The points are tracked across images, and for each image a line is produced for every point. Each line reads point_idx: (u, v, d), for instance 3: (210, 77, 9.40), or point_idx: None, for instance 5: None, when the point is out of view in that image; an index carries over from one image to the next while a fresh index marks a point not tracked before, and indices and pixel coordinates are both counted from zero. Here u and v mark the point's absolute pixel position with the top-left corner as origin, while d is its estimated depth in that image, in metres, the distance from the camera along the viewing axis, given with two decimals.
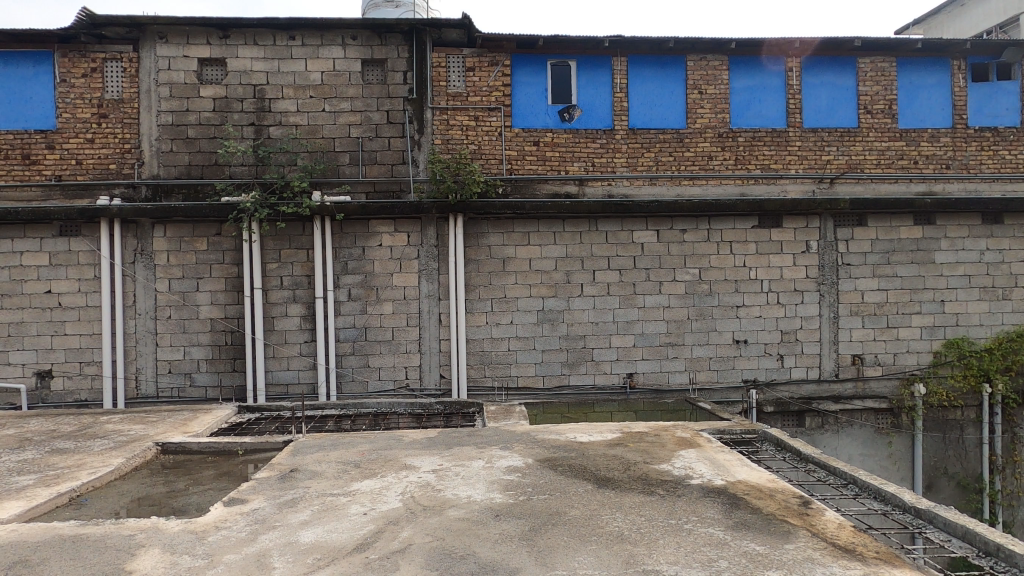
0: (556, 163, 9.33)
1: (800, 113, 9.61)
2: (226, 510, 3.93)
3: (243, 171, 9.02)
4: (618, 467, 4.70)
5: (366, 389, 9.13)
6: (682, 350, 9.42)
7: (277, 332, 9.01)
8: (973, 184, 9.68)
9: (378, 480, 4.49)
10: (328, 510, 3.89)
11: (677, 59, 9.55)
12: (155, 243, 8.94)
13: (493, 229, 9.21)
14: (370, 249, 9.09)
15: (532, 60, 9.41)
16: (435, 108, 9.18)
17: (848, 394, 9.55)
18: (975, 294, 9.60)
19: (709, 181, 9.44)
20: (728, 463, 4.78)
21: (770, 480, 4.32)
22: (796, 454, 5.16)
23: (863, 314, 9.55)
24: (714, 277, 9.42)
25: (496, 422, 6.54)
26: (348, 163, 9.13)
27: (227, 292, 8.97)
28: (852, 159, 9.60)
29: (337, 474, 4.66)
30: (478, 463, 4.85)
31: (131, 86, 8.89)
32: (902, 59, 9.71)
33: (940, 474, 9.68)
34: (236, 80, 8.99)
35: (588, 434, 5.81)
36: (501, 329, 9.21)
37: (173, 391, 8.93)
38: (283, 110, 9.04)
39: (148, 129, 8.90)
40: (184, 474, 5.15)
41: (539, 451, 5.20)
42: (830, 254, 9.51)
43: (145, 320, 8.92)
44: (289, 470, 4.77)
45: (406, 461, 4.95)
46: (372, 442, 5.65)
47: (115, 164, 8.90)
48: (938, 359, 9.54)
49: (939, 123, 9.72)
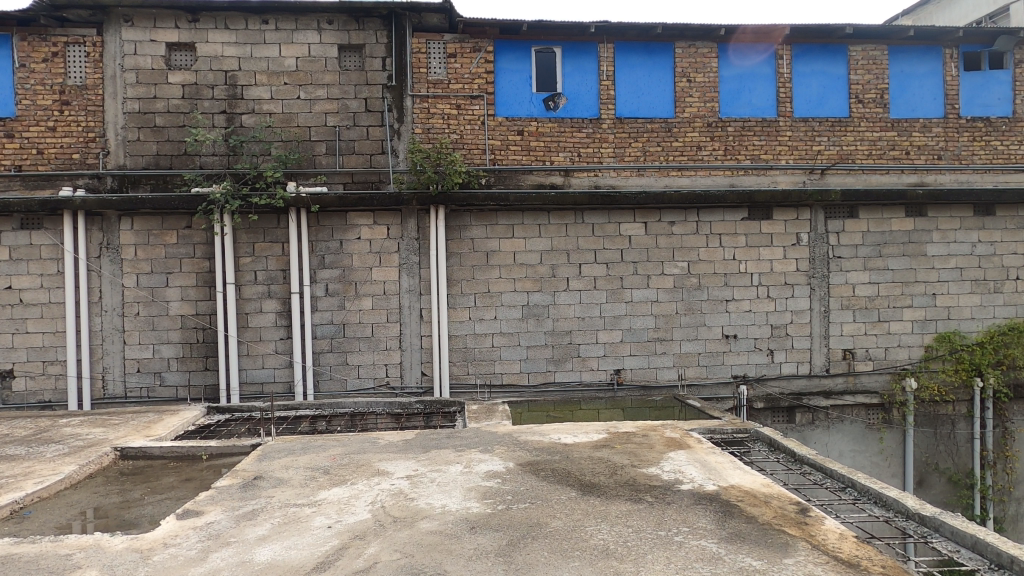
0: (542, 153, 9.04)
1: (790, 102, 9.37)
2: (179, 524, 3.61)
3: (214, 161, 8.65)
4: (603, 471, 4.44)
5: (345, 388, 8.80)
6: (670, 346, 9.18)
7: (251, 329, 8.66)
8: (965, 175, 9.52)
9: (348, 487, 4.19)
10: (289, 524, 3.58)
11: (665, 46, 9.27)
12: (121, 237, 8.54)
13: (477, 222, 8.90)
14: (348, 242, 8.76)
15: (516, 46, 9.09)
16: (416, 96, 8.84)
17: (839, 389, 9.38)
18: (967, 287, 9.44)
19: (698, 172, 9.20)
20: (719, 465, 4.53)
21: (765, 485, 4.06)
22: (790, 455, 4.91)
23: (854, 308, 9.37)
24: (703, 270, 9.18)
25: (477, 423, 6.24)
26: (324, 152, 8.78)
27: (198, 288, 8.60)
28: (843, 150, 9.39)
29: (304, 481, 4.35)
30: (455, 468, 4.56)
31: (95, 71, 8.48)
32: (894, 47, 9.50)
33: (932, 470, 9.51)
34: (206, 66, 8.60)
35: (572, 435, 5.55)
36: (485, 324, 8.92)
37: (142, 391, 8.56)
38: (256, 97, 8.67)
39: (113, 117, 8.50)
40: (142, 482, 4.83)
41: (521, 453, 4.93)
42: (820, 246, 9.31)
43: (111, 317, 8.53)
44: (254, 478, 4.45)
45: (380, 466, 4.66)
46: (345, 446, 5.33)
47: (79, 154, 8.49)
48: (930, 353, 9.39)
49: (932, 113, 9.53)
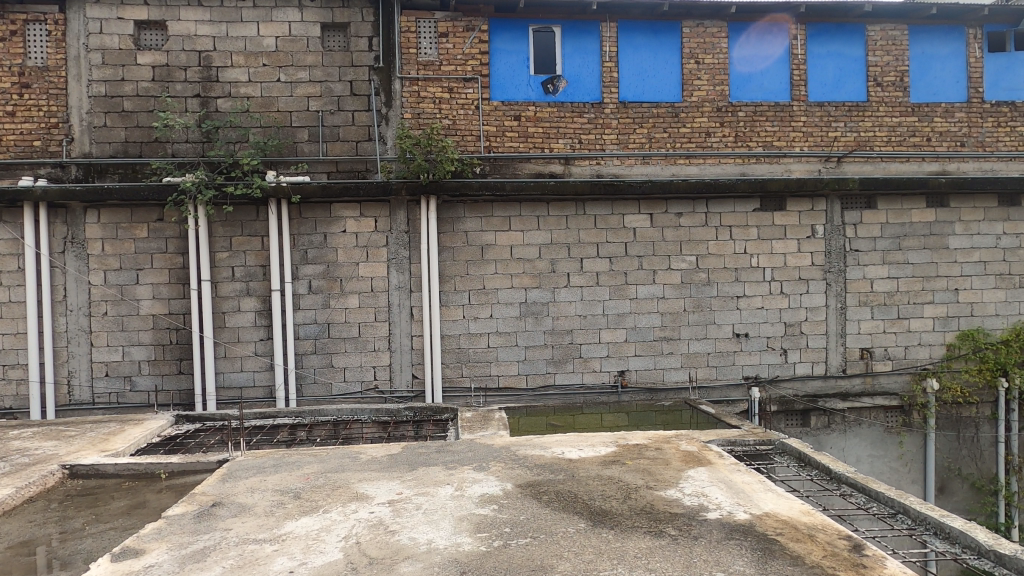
0: (540, 140, 8.44)
1: (805, 86, 8.79)
2: (110, 568, 3.01)
3: (187, 149, 8.02)
4: (615, 495, 3.85)
5: (330, 392, 8.20)
6: (678, 345, 8.61)
7: (229, 329, 8.05)
8: (989, 163, 8.97)
9: (319, 517, 3.60)
10: (244, 567, 3.00)
11: (672, 26, 8.66)
12: (87, 230, 7.91)
13: (471, 213, 8.30)
14: (332, 235, 8.15)
15: (512, 25, 8.46)
16: (404, 79, 8.22)
17: (857, 391, 8.82)
18: (991, 282, 8.89)
19: (706, 160, 8.63)
20: (747, 488, 3.94)
21: (804, 513, 3.49)
22: (824, 471, 4.36)
23: (871, 305, 8.80)
24: (712, 265, 8.61)
25: (471, 433, 5.65)
26: (306, 139, 8.17)
27: (171, 285, 7.99)
28: (861, 136, 8.82)
29: (270, 509, 3.76)
30: (445, 491, 3.97)
31: (57, 51, 7.83)
32: (914, 27, 8.92)
33: (953, 475, 9.02)
34: (179, 46, 7.97)
35: (577, 448, 4.95)
36: (479, 323, 8.34)
37: (110, 397, 7.94)
38: (233, 80, 8.05)
39: (78, 101, 7.87)
40: (87, 507, 4.25)
41: (521, 472, 4.34)
42: (837, 239, 8.75)
43: (77, 317, 7.90)
44: (211, 505, 3.86)
45: (359, 489, 4.07)
46: (323, 462, 4.74)
47: (41, 141, 7.85)
48: (952, 352, 8.84)
49: (954, 97, 8.95)
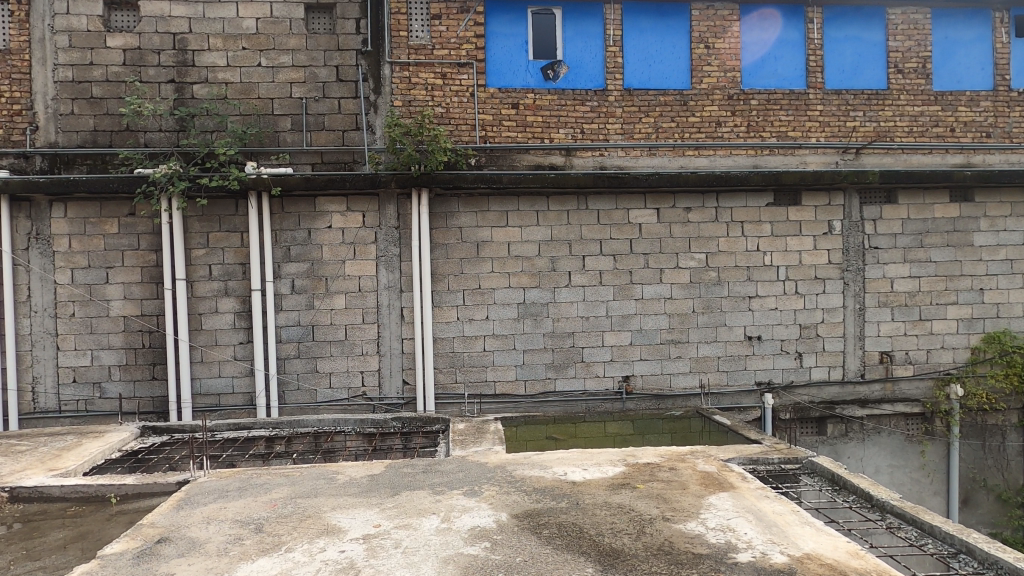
0: (539, 130, 7.90)
1: (821, 72, 8.24)
2: None
3: (162, 138, 7.48)
4: (627, 529, 3.31)
5: (314, 399, 7.65)
6: (686, 349, 8.08)
7: (206, 332, 7.51)
8: (1016, 155, 8.44)
9: (279, 559, 3.06)
10: None
11: (681, 8, 8.12)
12: (53, 225, 7.36)
13: (465, 208, 7.75)
14: (317, 231, 7.61)
15: (510, 6, 7.91)
16: (394, 63, 7.66)
17: (876, 397, 8.30)
18: (1018, 281, 8.37)
19: (717, 151, 8.10)
20: (781, 520, 3.39)
21: (854, 555, 2.95)
22: (865, 498, 3.85)
23: (892, 306, 8.27)
24: (722, 263, 8.08)
25: (463, 449, 5.10)
26: (289, 128, 7.64)
27: (144, 285, 7.45)
28: (880, 126, 8.29)
29: (223, 546, 3.22)
30: (430, 524, 3.43)
31: (20, 33, 7.27)
32: (937, 11, 8.37)
33: (978, 487, 8.47)
34: (152, 28, 7.42)
35: (581, 468, 4.42)
36: (474, 326, 7.80)
37: (78, 405, 7.40)
38: (210, 64, 7.50)
39: (43, 87, 7.32)
40: (20, 540, 3.71)
41: (518, 499, 3.80)
42: (855, 236, 8.21)
43: (42, 319, 7.35)
44: (158, 541, 3.32)
45: (331, 520, 3.53)
46: (294, 485, 4.20)
47: (3, 130, 7.29)
48: (977, 356, 8.32)
49: (979, 85, 8.40)
